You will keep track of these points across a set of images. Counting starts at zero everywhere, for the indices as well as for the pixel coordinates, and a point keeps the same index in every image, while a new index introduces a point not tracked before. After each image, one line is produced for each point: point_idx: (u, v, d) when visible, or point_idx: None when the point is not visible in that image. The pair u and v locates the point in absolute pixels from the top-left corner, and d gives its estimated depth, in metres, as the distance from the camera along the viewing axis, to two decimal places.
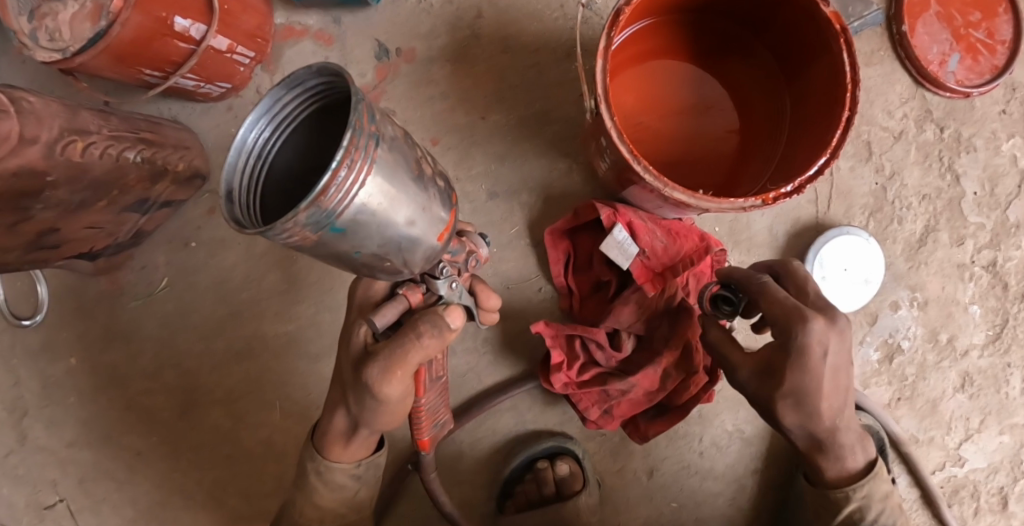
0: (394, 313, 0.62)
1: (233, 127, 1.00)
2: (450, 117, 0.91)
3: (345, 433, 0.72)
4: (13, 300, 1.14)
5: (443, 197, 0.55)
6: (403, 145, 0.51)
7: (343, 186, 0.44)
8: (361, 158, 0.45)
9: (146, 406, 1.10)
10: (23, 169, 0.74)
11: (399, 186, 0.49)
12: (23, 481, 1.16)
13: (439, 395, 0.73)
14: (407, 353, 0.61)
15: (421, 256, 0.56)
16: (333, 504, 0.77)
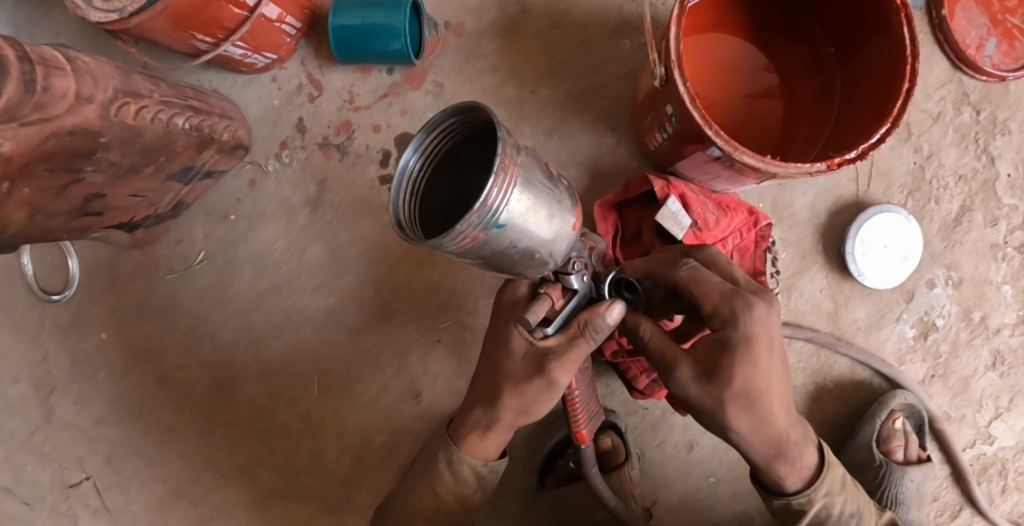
0: (543, 312, 0.64)
1: (276, 99, 0.99)
2: (501, 90, 0.92)
3: (481, 426, 0.75)
4: (44, 273, 1.13)
5: (568, 195, 0.60)
6: (532, 153, 0.55)
7: (501, 188, 0.49)
8: (509, 166, 0.49)
9: (179, 382, 1.10)
10: (78, 128, 0.73)
11: (537, 186, 0.54)
12: (49, 458, 1.15)
13: (589, 387, 0.76)
14: (577, 349, 0.66)
15: (558, 250, 0.60)
16: (447, 497, 0.79)
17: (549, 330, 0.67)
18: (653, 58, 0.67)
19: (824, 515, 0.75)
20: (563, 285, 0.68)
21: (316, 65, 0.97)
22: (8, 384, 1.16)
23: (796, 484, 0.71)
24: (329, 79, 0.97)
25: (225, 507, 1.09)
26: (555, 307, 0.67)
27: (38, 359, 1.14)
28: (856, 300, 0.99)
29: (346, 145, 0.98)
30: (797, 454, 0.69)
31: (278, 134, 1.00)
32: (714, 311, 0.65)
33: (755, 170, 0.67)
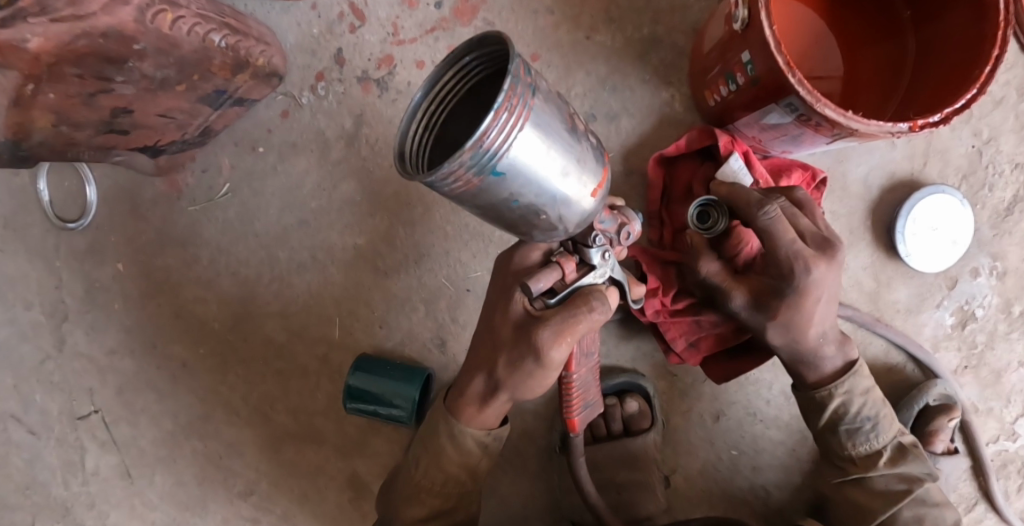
0: (550, 281, 0.60)
1: (316, 27, 0.95)
2: (556, 34, 0.89)
3: (481, 396, 0.72)
4: (60, 198, 1.10)
5: (597, 159, 0.52)
6: (558, 100, 0.48)
7: (504, 128, 0.41)
8: (518, 106, 0.42)
9: (195, 317, 1.07)
10: (113, 32, 0.68)
11: (556, 138, 0.46)
12: (57, 387, 1.13)
13: (592, 378, 0.71)
14: (577, 321, 0.61)
15: (575, 217, 0.53)
16: (453, 468, 0.76)
17: (551, 301, 0.63)
18: (736, 1, 0.63)
19: (842, 415, 0.77)
20: (580, 257, 0.62)
21: None
22: (18, 310, 1.13)
23: (820, 377, 0.77)
24: (373, 10, 0.93)
25: (235, 446, 1.07)
26: (566, 280, 0.62)
27: (50, 285, 1.11)
28: (898, 281, 0.96)
29: (386, 81, 0.94)
30: (822, 360, 0.75)
31: (316, 64, 0.95)
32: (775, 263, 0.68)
33: (833, 127, 0.63)
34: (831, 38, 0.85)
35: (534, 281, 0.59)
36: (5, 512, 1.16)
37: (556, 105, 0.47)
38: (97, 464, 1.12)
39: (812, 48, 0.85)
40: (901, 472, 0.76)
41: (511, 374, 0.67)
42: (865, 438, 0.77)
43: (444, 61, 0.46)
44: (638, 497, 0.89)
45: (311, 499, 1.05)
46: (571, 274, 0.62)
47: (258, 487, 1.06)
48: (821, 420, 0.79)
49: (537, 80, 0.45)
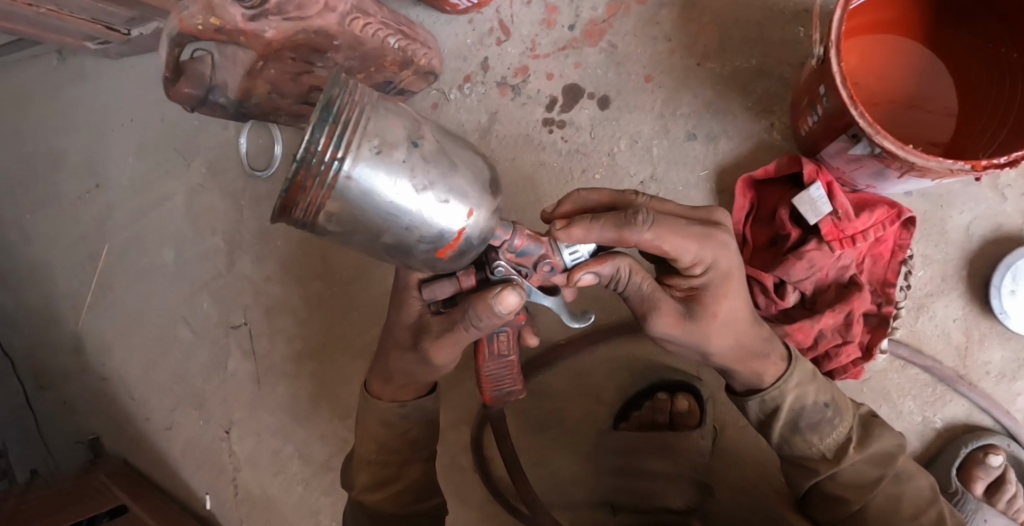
0: (445, 291, 0.66)
1: (469, 38, 1.10)
2: (670, 60, 1.01)
3: (382, 374, 0.83)
4: (253, 153, 1.32)
5: (450, 212, 0.54)
6: (398, 156, 0.50)
7: (305, 201, 0.49)
8: (318, 181, 0.47)
9: (333, 262, 1.27)
10: (320, 29, 0.87)
11: (375, 202, 0.50)
12: (223, 300, 1.42)
13: (505, 372, 0.74)
14: (456, 333, 0.68)
15: (428, 263, 0.58)
16: (382, 437, 0.86)
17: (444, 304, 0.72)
18: (816, 39, 0.75)
19: (799, 412, 0.78)
20: (481, 275, 0.65)
21: (508, 14, 1.07)
22: (208, 235, 1.42)
23: (773, 376, 0.77)
24: (518, 28, 1.07)
25: (345, 374, 1.28)
26: (464, 290, 0.66)
27: (232, 219, 1.37)
28: (993, 342, 0.93)
29: (521, 87, 1.07)
30: (767, 353, 0.76)
31: (466, 67, 1.10)
32: (693, 261, 0.70)
33: (895, 159, 0.70)
34: (936, 78, 0.90)
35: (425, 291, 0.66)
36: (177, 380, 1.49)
37: (387, 164, 0.49)
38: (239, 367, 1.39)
39: (914, 85, 0.91)
40: (872, 455, 0.76)
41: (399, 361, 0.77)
42: (829, 433, 0.77)
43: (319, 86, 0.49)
44: (664, 486, 0.91)
45: None
46: (466, 287, 0.65)
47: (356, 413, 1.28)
48: (778, 422, 0.79)
49: (362, 144, 0.48)
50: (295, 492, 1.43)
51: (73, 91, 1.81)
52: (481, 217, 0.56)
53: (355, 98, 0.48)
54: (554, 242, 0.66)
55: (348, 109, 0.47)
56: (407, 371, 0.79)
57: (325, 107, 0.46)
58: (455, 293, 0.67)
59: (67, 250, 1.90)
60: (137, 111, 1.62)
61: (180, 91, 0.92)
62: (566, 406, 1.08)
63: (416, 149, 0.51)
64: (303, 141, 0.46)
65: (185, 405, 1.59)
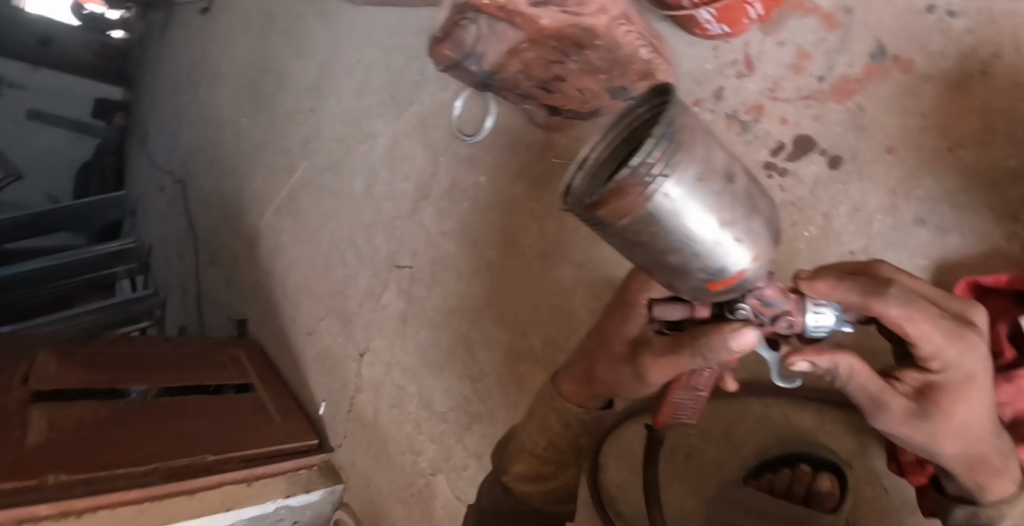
0: (675, 315, 0.64)
1: (710, 64, 1.12)
2: (919, 137, 0.97)
3: (581, 377, 0.86)
4: (466, 120, 1.42)
5: (740, 252, 0.52)
6: (712, 183, 0.49)
7: (629, 200, 0.46)
8: (646, 186, 0.45)
9: (512, 237, 1.33)
10: (588, 27, 0.90)
11: (684, 222, 0.48)
12: (396, 240, 1.55)
13: (693, 401, 0.73)
14: (679, 358, 0.67)
15: (687, 289, 0.56)
16: (557, 437, 0.90)
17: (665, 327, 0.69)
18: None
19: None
20: (717, 309, 0.63)
21: (757, 49, 1.09)
22: (401, 180, 1.56)
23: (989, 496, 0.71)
24: (763, 65, 1.08)
25: (486, 341, 1.36)
26: (696, 319, 0.64)
27: (428, 171, 1.49)
28: None
29: (749, 125, 1.08)
30: (1003, 467, 0.69)
31: (697, 92, 1.13)
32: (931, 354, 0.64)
33: None
34: None
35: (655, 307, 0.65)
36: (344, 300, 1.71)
37: (703, 189, 0.48)
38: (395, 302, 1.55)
39: None
40: None
41: (608, 372, 0.80)
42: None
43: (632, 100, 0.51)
44: None
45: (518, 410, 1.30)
46: (700, 316, 0.63)
47: (487, 378, 1.35)
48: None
49: (688, 163, 0.47)
50: (403, 429, 1.55)
51: (309, 20, 2.00)
52: (762, 262, 0.54)
53: (687, 117, 0.48)
54: (801, 300, 0.64)
55: (682, 126, 0.47)
56: (610, 387, 0.82)
57: (666, 119, 0.46)
58: (683, 318, 0.65)
59: (263, 155, 2.14)
60: (364, 53, 1.75)
61: (441, 52, 1.00)
62: (701, 446, 1.09)
63: (726, 180, 0.50)
64: (643, 148, 0.44)
65: (331, 319, 1.76)
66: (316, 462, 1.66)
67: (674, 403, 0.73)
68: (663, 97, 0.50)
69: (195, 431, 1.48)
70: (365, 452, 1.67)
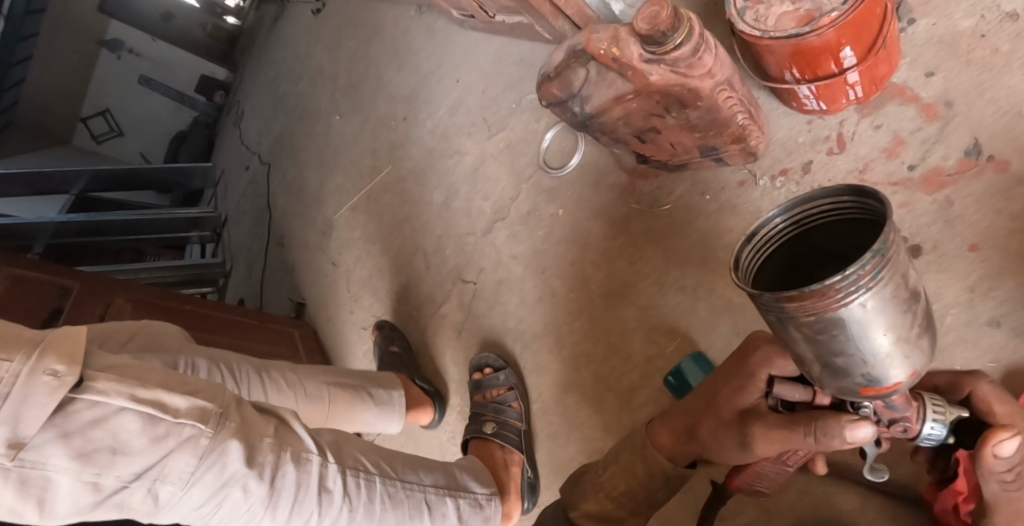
0: (796, 396, 0.69)
1: (802, 136, 1.16)
2: (1009, 238, 0.98)
3: (682, 433, 0.88)
4: (552, 153, 1.49)
5: (902, 367, 0.56)
6: (900, 304, 0.53)
7: (834, 300, 0.50)
8: (844, 294, 0.50)
9: (582, 273, 1.38)
10: (694, 89, 0.95)
11: (868, 331, 0.52)
12: (465, 254, 1.63)
13: (774, 474, 0.78)
14: (792, 438, 0.68)
15: (836, 387, 0.59)
16: (637, 483, 0.93)
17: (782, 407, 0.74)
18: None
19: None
20: (839, 400, 0.67)
21: (852, 129, 1.12)
22: (480, 199, 1.64)
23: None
24: (856, 145, 1.11)
25: (538, 366, 1.41)
26: (815, 404, 0.69)
27: (509, 196, 1.57)
28: None
29: None
30: None
31: (785, 161, 1.17)
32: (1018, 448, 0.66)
33: None
34: None
35: (779, 386, 0.69)
36: (403, 303, 1.79)
37: (891, 305, 0.52)
38: (454, 313, 1.62)
39: None
40: None
41: (713, 437, 0.81)
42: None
43: (824, 191, 0.60)
44: None
45: (559, 438, 1.35)
46: (820, 402, 0.68)
47: (532, 402, 1.40)
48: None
49: (887, 281, 0.51)
50: (441, 437, 1.60)
51: (412, 32, 2.08)
52: (915, 379, 0.58)
53: (895, 239, 0.52)
54: (922, 409, 0.64)
55: (892, 247, 0.51)
56: (710, 449, 0.83)
57: (883, 236, 0.50)
58: (802, 400, 0.70)
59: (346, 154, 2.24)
60: (462, 74, 1.85)
61: (549, 89, 1.08)
62: (738, 509, 1.10)
63: (910, 301, 0.55)
64: (859, 260, 0.48)
65: (387, 319, 1.83)
66: None
67: (757, 471, 0.79)
68: (854, 197, 0.59)
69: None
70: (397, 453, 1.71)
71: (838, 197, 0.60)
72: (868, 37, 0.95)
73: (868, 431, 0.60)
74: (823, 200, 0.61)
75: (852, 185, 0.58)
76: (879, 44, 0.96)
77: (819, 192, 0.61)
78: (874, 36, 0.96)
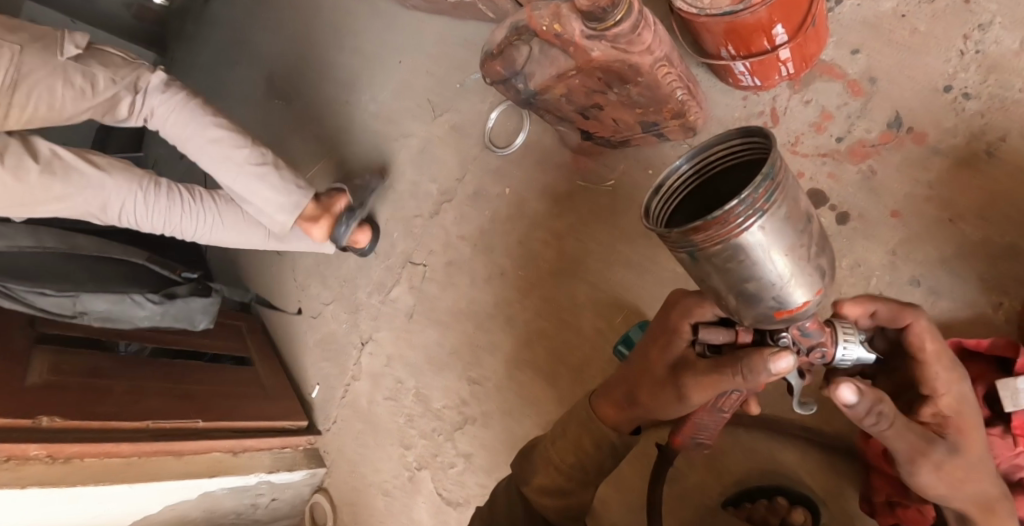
0: (719, 337, 0.71)
1: (737, 112, 1.21)
2: (925, 205, 1.05)
3: (622, 401, 0.85)
4: (499, 133, 1.49)
5: (807, 286, 0.59)
6: (794, 224, 0.57)
7: (733, 224, 0.53)
8: (742, 218, 0.53)
9: (529, 252, 1.40)
10: (634, 65, 0.96)
11: (769, 253, 0.56)
12: (414, 236, 1.61)
13: (715, 427, 0.78)
14: (722, 380, 0.70)
15: (753, 318, 0.62)
16: (585, 457, 0.86)
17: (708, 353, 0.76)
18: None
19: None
20: (759, 336, 0.69)
21: (784, 104, 1.17)
22: (427, 181, 1.62)
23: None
24: (787, 119, 1.16)
25: (490, 345, 1.43)
26: (738, 343, 0.71)
27: (456, 176, 1.56)
28: None
29: None
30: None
31: None
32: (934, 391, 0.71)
33: None
34: None
35: (702, 329, 0.71)
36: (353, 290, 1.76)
37: (786, 226, 0.56)
38: (406, 296, 1.60)
39: None
40: None
41: (652, 399, 0.80)
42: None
43: (719, 138, 0.62)
44: None
45: (513, 414, 1.38)
46: (742, 340, 0.70)
47: (485, 381, 1.42)
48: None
49: (779, 202, 0.55)
50: (396, 421, 1.59)
51: (352, 12, 2.02)
52: (820, 298, 0.62)
53: (781, 162, 0.56)
54: (834, 334, 0.69)
55: (780, 169, 0.55)
56: (654, 411, 0.81)
57: (770, 159, 0.54)
58: (726, 343, 0.72)
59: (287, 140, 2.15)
60: (407, 55, 1.80)
61: (493, 67, 1.08)
62: (684, 472, 1.14)
63: (804, 221, 0.58)
64: (752, 184, 0.52)
65: (337, 306, 1.79)
66: (303, 443, 1.75)
67: (697, 423, 0.79)
68: (750, 139, 0.60)
69: (200, 392, 1.61)
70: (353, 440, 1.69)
71: (736, 139, 0.61)
72: (797, 14, 0.99)
73: (786, 357, 0.62)
74: (723, 143, 0.62)
75: (745, 126, 0.60)
76: (808, 23, 1.00)
77: (717, 140, 0.62)
78: (802, 14, 1.00)
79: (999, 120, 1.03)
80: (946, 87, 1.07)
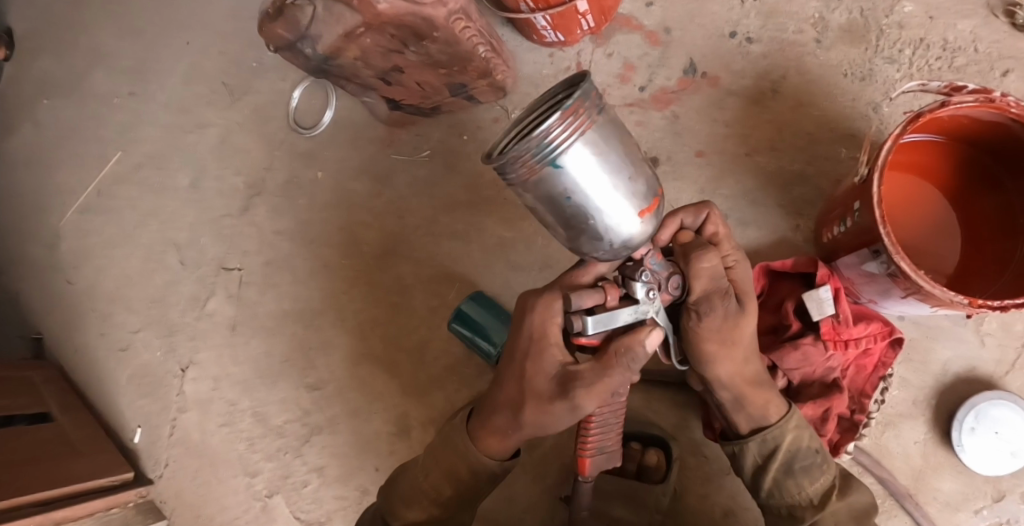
0: (592, 300, 0.69)
1: (547, 69, 1.22)
2: (723, 144, 1.11)
3: (505, 430, 0.79)
4: (304, 113, 1.43)
5: (649, 184, 0.60)
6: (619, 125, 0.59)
7: (576, 115, 0.52)
8: (582, 109, 0.53)
9: (355, 238, 1.36)
10: (427, 18, 0.90)
11: (611, 148, 0.56)
12: (233, 240, 1.46)
13: (615, 421, 0.80)
14: (609, 380, 0.71)
15: (617, 231, 0.59)
16: (460, 485, 0.83)
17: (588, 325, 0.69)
18: (862, 159, 0.83)
19: (794, 453, 0.83)
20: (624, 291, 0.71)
21: (588, 58, 1.18)
22: (231, 173, 1.48)
23: (774, 414, 0.83)
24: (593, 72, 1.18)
25: (328, 345, 1.35)
26: (607, 304, 0.70)
27: (263, 165, 1.45)
28: (945, 471, 0.97)
29: None
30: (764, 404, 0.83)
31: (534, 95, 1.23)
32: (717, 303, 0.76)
33: (905, 279, 0.75)
34: (945, 220, 0.96)
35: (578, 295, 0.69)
36: (165, 308, 1.52)
37: (614, 126, 0.58)
38: (229, 305, 1.44)
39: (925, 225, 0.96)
40: (853, 505, 0.81)
41: (536, 416, 0.76)
42: (815, 478, 0.81)
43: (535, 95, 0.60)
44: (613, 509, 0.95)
45: (361, 415, 1.31)
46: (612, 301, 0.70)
47: (327, 384, 1.34)
48: (772, 463, 0.83)
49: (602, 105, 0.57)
50: (236, 448, 1.40)
51: None
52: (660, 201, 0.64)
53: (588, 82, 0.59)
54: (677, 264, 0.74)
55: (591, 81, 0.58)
56: (540, 429, 0.77)
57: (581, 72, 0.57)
58: (596, 305, 0.70)
59: (44, 142, 1.74)
60: (194, 35, 1.57)
61: (273, 30, 0.95)
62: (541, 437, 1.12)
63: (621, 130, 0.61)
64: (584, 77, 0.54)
65: (149, 331, 1.53)
66: (131, 498, 1.41)
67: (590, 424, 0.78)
68: None
69: None
70: (187, 482, 1.44)
71: None
72: None
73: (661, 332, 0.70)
74: None
75: None
76: None
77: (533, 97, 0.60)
78: None
79: (777, 60, 1.11)
80: (731, 33, 1.14)
